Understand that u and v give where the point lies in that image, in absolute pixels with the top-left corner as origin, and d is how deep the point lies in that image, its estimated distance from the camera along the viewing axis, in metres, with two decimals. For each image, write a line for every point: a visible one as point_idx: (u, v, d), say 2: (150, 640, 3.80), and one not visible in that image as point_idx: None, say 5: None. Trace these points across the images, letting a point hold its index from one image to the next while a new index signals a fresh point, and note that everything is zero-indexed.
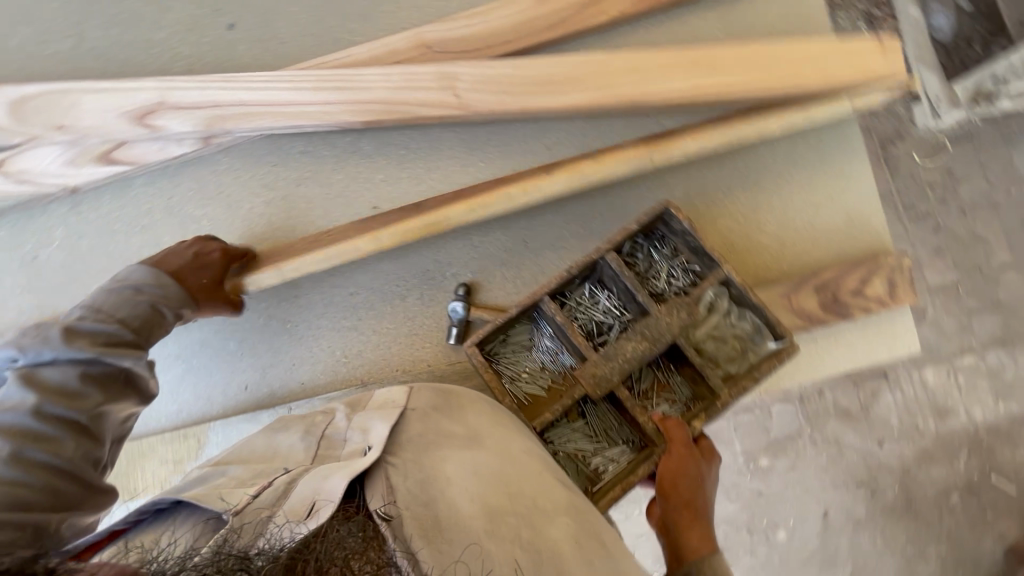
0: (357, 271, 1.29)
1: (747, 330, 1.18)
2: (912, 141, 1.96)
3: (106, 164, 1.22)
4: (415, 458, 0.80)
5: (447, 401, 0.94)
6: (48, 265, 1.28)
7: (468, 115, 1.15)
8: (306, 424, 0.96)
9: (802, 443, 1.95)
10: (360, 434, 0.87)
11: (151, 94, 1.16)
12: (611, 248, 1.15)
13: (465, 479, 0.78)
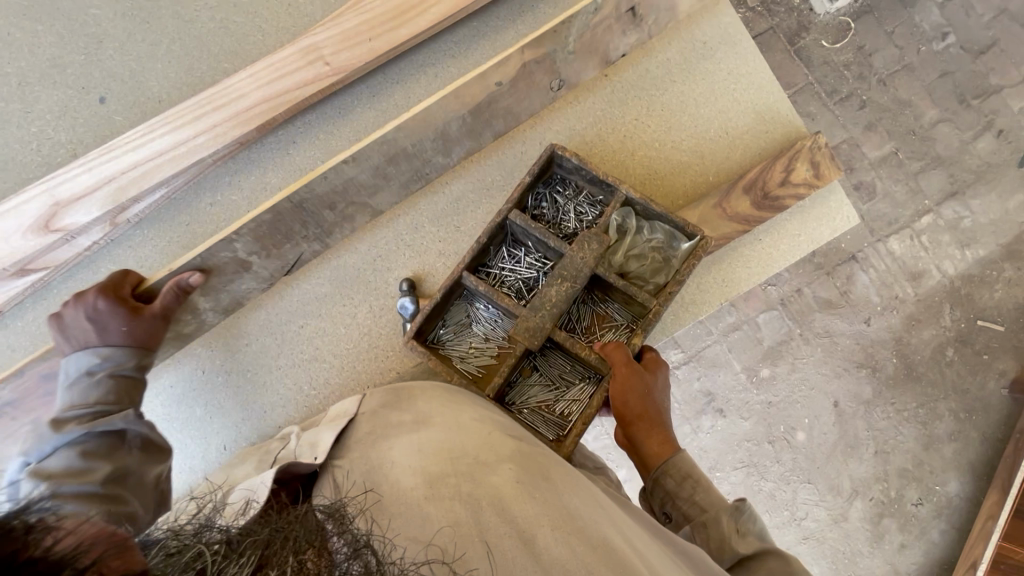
0: (301, 303, 1.28)
1: (661, 240, 1.23)
2: (817, 28, 2.02)
3: (19, 276, 1.18)
4: (362, 454, 0.93)
5: (396, 397, 1.08)
6: None
7: (347, 74, 1.25)
8: (261, 453, 1.08)
9: (796, 344, 1.99)
10: (309, 447, 1.00)
11: (43, 200, 1.18)
12: (512, 206, 1.20)
13: (409, 456, 0.88)
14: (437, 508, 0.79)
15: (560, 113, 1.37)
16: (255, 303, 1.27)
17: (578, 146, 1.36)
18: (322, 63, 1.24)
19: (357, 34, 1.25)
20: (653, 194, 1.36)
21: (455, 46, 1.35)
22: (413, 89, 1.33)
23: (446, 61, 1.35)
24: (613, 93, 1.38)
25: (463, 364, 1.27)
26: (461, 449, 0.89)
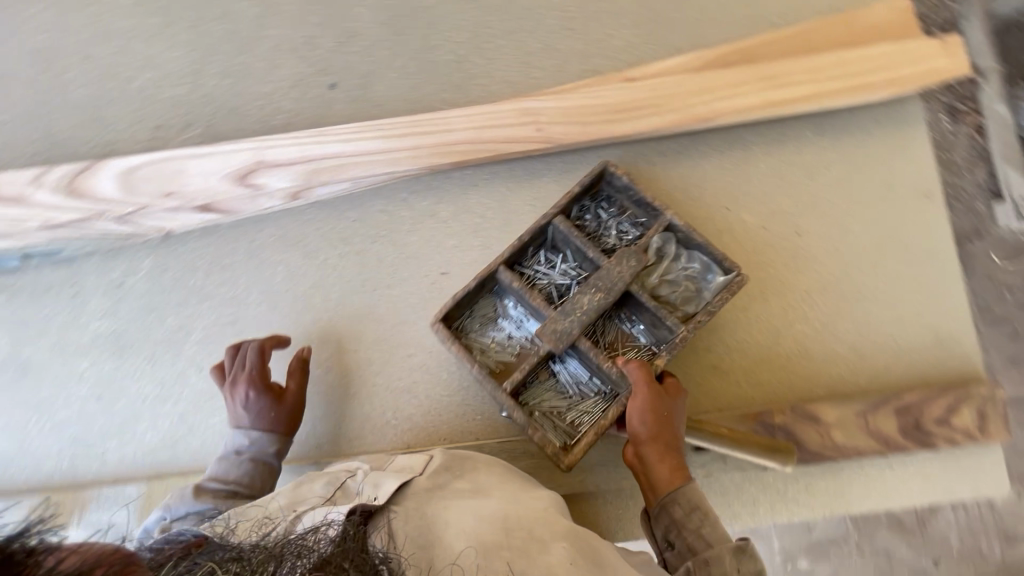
0: (420, 333, 1.28)
1: (696, 272, 1.14)
2: (992, 239, 1.69)
3: (201, 212, 1.25)
4: (417, 506, 0.84)
5: (461, 465, 0.99)
6: (130, 293, 1.29)
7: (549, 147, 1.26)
8: (330, 475, 0.97)
9: (848, 549, 1.71)
10: (371, 489, 0.89)
11: (248, 155, 1.24)
12: (558, 212, 1.16)
13: (465, 521, 0.80)
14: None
15: (731, 252, 1.32)
16: (377, 317, 1.29)
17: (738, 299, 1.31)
18: (533, 128, 1.26)
19: (577, 114, 1.26)
20: (799, 382, 1.27)
21: (656, 155, 1.35)
22: None
23: (638, 159, 1.35)
24: (793, 261, 1.32)
25: (487, 365, 1.18)
26: (515, 520, 0.81)
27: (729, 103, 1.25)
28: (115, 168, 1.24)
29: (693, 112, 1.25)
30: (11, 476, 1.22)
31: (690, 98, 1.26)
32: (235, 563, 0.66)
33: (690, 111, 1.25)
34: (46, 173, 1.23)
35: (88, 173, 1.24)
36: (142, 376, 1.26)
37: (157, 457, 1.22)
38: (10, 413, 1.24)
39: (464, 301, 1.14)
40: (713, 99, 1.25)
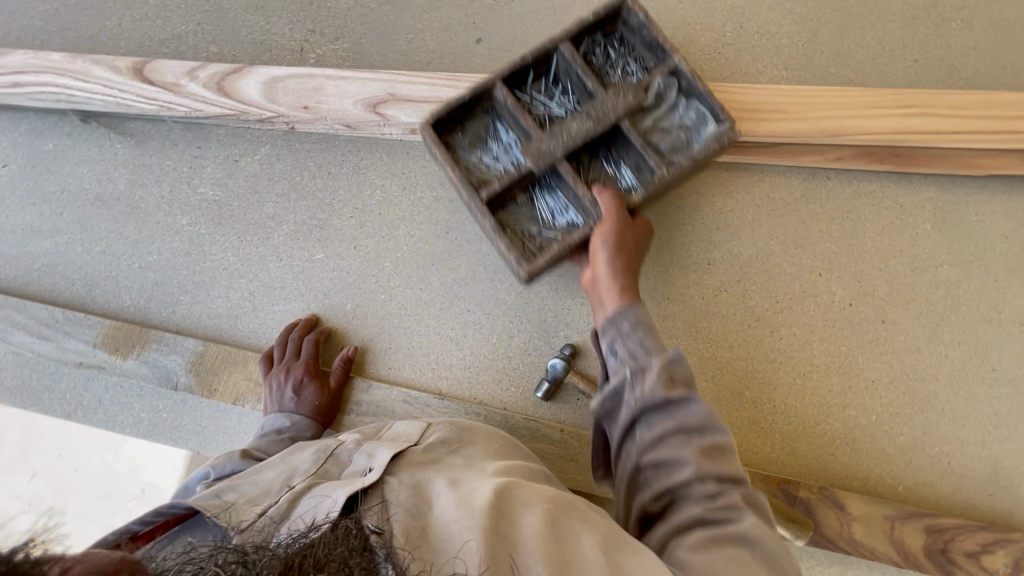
0: (484, 293, 1.32)
1: (689, 122, 1.15)
2: None
3: (331, 126, 1.32)
4: (411, 478, 0.79)
5: (458, 438, 0.95)
6: (241, 172, 1.37)
7: None
8: (319, 445, 0.95)
9: None
10: (364, 459, 0.87)
11: (382, 87, 1.30)
12: (567, 39, 1.14)
13: (456, 494, 0.74)
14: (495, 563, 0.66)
15: (808, 315, 1.29)
16: (450, 265, 1.33)
17: (799, 363, 1.28)
18: None
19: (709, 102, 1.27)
20: (833, 465, 1.24)
21: (765, 198, 1.33)
22: (703, 203, 1.34)
23: (745, 195, 1.33)
24: (870, 347, 1.28)
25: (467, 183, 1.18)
26: (508, 492, 0.74)
27: (865, 122, 1.25)
28: (260, 77, 1.31)
29: (834, 117, 1.25)
30: (94, 297, 1.33)
31: (821, 111, 1.26)
32: (241, 566, 0.60)
33: (827, 125, 1.25)
34: (199, 67, 1.30)
35: (237, 75, 1.31)
36: (229, 247, 1.35)
37: (219, 323, 1.31)
38: (110, 242, 1.35)
39: (456, 110, 1.15)
40: (848, 117, 1.25)
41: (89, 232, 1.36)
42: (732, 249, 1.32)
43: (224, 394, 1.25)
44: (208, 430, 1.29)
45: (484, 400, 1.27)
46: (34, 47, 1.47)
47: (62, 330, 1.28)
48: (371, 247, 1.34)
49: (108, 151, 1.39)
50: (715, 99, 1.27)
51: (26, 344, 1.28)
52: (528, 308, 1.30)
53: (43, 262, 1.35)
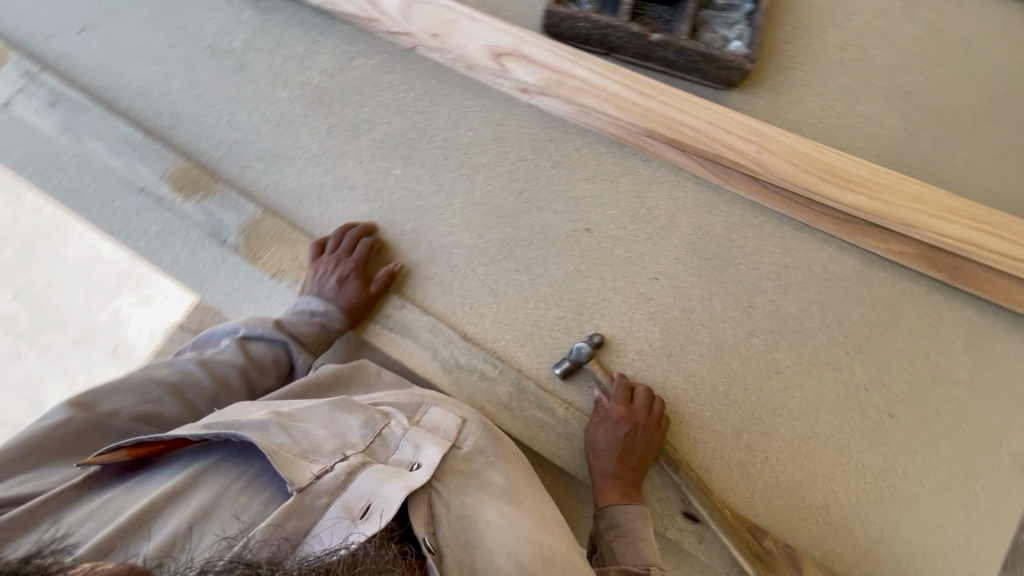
0: (537, 259, 1.35)
1: (728, 36, 1.38)
2: None
3: (452, 59, 1.37)
4: (456, 493, 0.90)
5: (493, 447, 1.07)
6: (350, 71, 1.41)
7: (759, 171, 1.34)
8: (366, 415, 0.99)
9: None
10: (412, 449, 0.94)
11: (511, 40, 1.35)
12: None
13: (501, 529, 0.87)
14: None
15: (824, 386, 1.34)
16: (513, 222, 1.36)
17: (802, 427, 1.32)
18: (755, 148, 1.34)
19: (798, 158, 1.33)
20: (803, 529, 1.28)
21: (820, 265, 1.38)
22: (763, 249, 1.38)
23: (804, 256, 1.38)
24: (870, 435, 1.32)
25: None
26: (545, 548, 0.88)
27: (932, 221, 1.31)
28: None
29: (907, 208, 1.32)
30: (173, 133, 1.36)
31: (900, 199, 1.32)
32: None
33: (900, 213, 1.31)
34: None
35: None
36: (315, 135, 1.38)
37: (281, 199, 1.34)
38: (205, 90, 1.38)
39: None
40: (919, 214, 1.31)
41: (190, 73, 1.39)
42: (774, 300, 1.37)
43: (265, 264, 1.29)
44: (238, 292, 1.31)
45: (503, 357, 1.30)
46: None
47: (136, 153, 1.32)
48: (447, 180, 1.38)
49: (234, 7, 1.41)
50: (807, 157, 1.33)
51: (100, 155, 1.32)
52: (571, 288, 1.34)
53: (140, 83, 1.38)
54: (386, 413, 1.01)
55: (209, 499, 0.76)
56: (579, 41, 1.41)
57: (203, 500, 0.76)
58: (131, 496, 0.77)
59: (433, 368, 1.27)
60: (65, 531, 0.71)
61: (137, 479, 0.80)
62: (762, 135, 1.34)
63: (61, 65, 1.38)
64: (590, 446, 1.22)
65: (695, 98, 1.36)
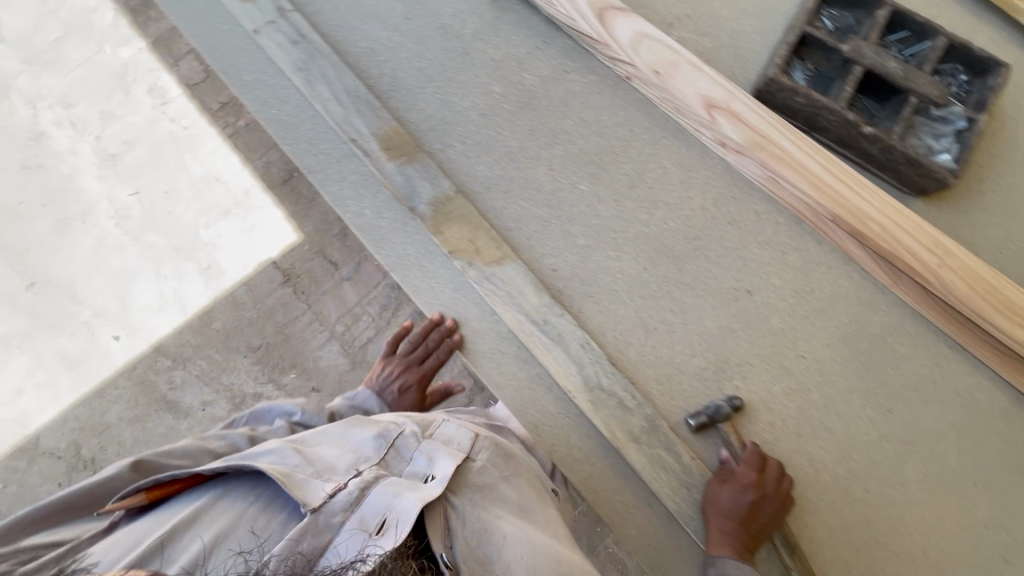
0: (693, 306, 1.37)
1: (932, 147, 1.41)
2: None
3: (663, 99, 1.43)
4: (468, 506, 1.00)
5: (506, 459, 1.20)
6: (563, 84, 1.47)
7: (932, 284, 1.34)
8: (380, 428, 1.15)
9: None
10: (425, 462, 1.09)
11: (727, 96, 1.40)
12: (949, 39, 1.40)
13: (516, 542, 0.96)
14: None
15: (943, 510, 1.32)
16: (680, 264, 1.39)
17: (912, 544, 1.30)
18: (935, 261, 1.35)
19: (973, 281, 1.34)
20: None
21: (967, 390, 1.37)
22: (914, 359, 1.38)
23: (952, 377, 1.37)
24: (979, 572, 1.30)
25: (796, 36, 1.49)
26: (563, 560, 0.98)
27: None
28: (637, 25, 1.42)
29: None
30: (390, 97, 1.44)
31: None
32: None
33: None
34: None
35: (619, 14, 1.43)
36: (516, 133, 1.44)
37: (471, 184, 1.40)
38: (428, 66, 1.46)
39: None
40: None
41: (418, 46, 1.47)
42: (913, 411, 1.36)
43: (446, 240, 1.33)
44: (409, 258, 1.36)
45: (640, 390, 1.32)
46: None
47: (356, 105, 1.39)
48: (627, 208, 1.42)
49: None
50: (982, 282, 1.34)
51: (325, 98, 1.38)
52: (718, 342, 1.36)
53: (371, 44, 1.46)
54: (398, 425, 1.18)
55: (232, 515, 0.88)
56: (786, 113, 1.45)
57: (226, 522, 0.86)
58: (159, 522, 0.89)
59: (576, 383, 1.28)
60: (92, 561, 0.83)
61: (159, 511, 0.93)
62: (904, 219, 1.36)
63: (306, 8, 1.47)
64: (711, 501, 1.23)
65: (886, 197, 1.38)
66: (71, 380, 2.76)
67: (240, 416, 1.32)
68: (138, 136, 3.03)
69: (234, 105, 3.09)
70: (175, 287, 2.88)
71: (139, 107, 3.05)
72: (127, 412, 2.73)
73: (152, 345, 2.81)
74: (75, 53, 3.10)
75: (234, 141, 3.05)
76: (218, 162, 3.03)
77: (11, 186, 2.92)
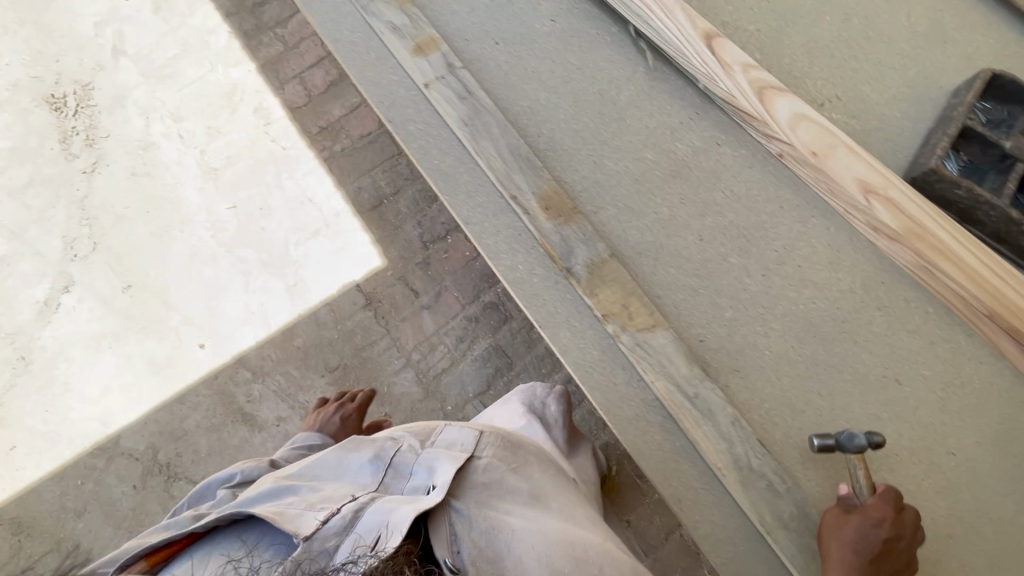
0: (841, 390, 1.36)
1: None
2: None
3: (817, 179, 1.44)
4: (476, 508, 1.10)
5: (513, 454, 1.31)
6: (715, 155, 1.50)
7: None
8: (378, 450, 1.25)
9: None
10: (426, 472, 1.18)
11: (885, 182, 1.40)
12: None
13: (533, 537, 1.08)
14: None
15: None
16: (828, 346, 1.38)
17: None
18: None
19: None
20: None
21: None
22: None
23: None
24: None
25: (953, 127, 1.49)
26: (578, 552, 1.09)
27: None
28: (797, 106, 1.45)
29: None
30: (547, 158, 1.48)
31: None
32: None
33: None
34: (755, 68, 1.46)
35: (778, 93, 1.46)
36: (667, 201, 1.46)
37: (623, 248, 1.43)
38: (584, 129, 1.51)
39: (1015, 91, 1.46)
40: None
41: (576, 109, 1.52)
42: None
43: (599, 302, 1.37)
44: (559, 316, 1.38)
45: (786, 474, 1.30)
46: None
47: (518, 165, 1.44)
48: (776, 285, 1.42)
49: (630, 66, 1.55)
50: None
51: (488, 155, 1.44)
52: (866, 432, 1.34)
53: (530, 104, 1.52)
54: (397, 443, 1.29)
55: (223, 560, 0.98)
56: (941, 203, 1.45)
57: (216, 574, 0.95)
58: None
59: (725, 460, 1.28)
60: None
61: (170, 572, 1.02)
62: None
63: (472, 65, 1.54)
64: (834, 534, 1.19)
65: None
66: (155, 384, 2.84)
67: (180, 505, 1.47)
68: (240, 153, 3.16)
69: (332, 131, 3.21)
70: (262, 301, 2.96)
71: (244, 126, 3.19)
72: (205, 421, 2.79)
73: (234, 357, 2.88)
74: (190, 71, 3.27)
75: (330, 165, 3.17)
76: (312, 184, 3.13)
77: (119, 192, 3.06)
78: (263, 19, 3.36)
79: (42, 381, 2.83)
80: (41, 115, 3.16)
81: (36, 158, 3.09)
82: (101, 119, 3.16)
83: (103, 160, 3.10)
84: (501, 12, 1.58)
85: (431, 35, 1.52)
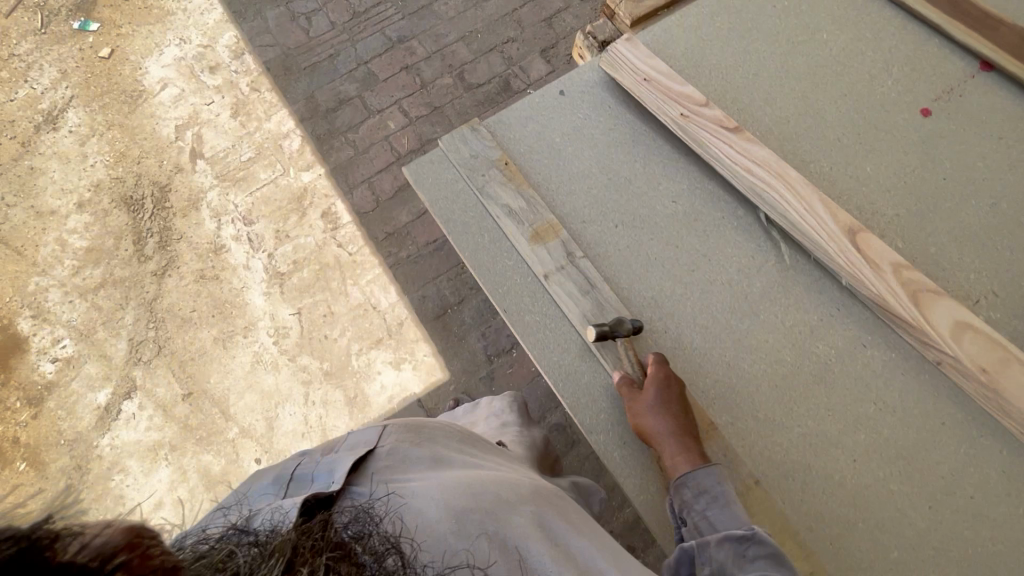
0: None
1: None
2: None
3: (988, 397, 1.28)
4: (376, 491, 1.01)
5: (413, 432, 1.19)
6: (862, 360, 1.36)
7: None
8: (280, 473, 1.14)
9: None
10: (324, 467, 1.09)
11: None
12: None
13: (429, 495, 0.98)
14: (462, 542, 0.92)
15: None
16: None
17: None
18: None
19: None
20: None
21: None
22: None
23: None
24: None
25: None
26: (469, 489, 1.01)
27: None
28: (960, 314, 1.31)
29: None
30: (676, 358, 1.37)
31: None
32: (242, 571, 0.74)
33: None
34: (908, 269, 1.35)
35: (936, 297, 1.33)
36: (812, 413, 1.33)
37: (765, 468, 1.29)
38: (714, 325, 1.40)
39: None
40: None
41: (704, 302, 1.42)
42: None
43: None
44: None
45: None
46: (750, 121, 1.59)
47: None
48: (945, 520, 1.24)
49: (760, 255, 1.45)
50: None
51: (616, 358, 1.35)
52: None
53: (655, 294, 1.42)
54: (297, 456, 1.19)
55: None
56: None
57: None
58: None
59: None
60: None
61: None
62: None
63: (590, 250, 1.45)
64: (647, 421, 1.23)
65: None
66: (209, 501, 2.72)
67: None
68: (306, 258, 3.15)
69: (399, 238, 3.20)
70: (320, 414, 2.86)
71: (312, 230, 3.21)
72: None
73: None
74: (263, 173, 3.33)
75: (395, 272, 3.13)
76: (376, 291, 3.09)
77: (187, 295, 3.06)
78: (336, 125, 3.47)
79: (93, 494, 2.72)
80: (118, 216, 3.22)
81: (109, 259, 3.12)
82: (175, 221, 3.22)
83: (173, 262, 3.13)
84: (619, 192, 1.51)
85: (550, 219, 1.45)
